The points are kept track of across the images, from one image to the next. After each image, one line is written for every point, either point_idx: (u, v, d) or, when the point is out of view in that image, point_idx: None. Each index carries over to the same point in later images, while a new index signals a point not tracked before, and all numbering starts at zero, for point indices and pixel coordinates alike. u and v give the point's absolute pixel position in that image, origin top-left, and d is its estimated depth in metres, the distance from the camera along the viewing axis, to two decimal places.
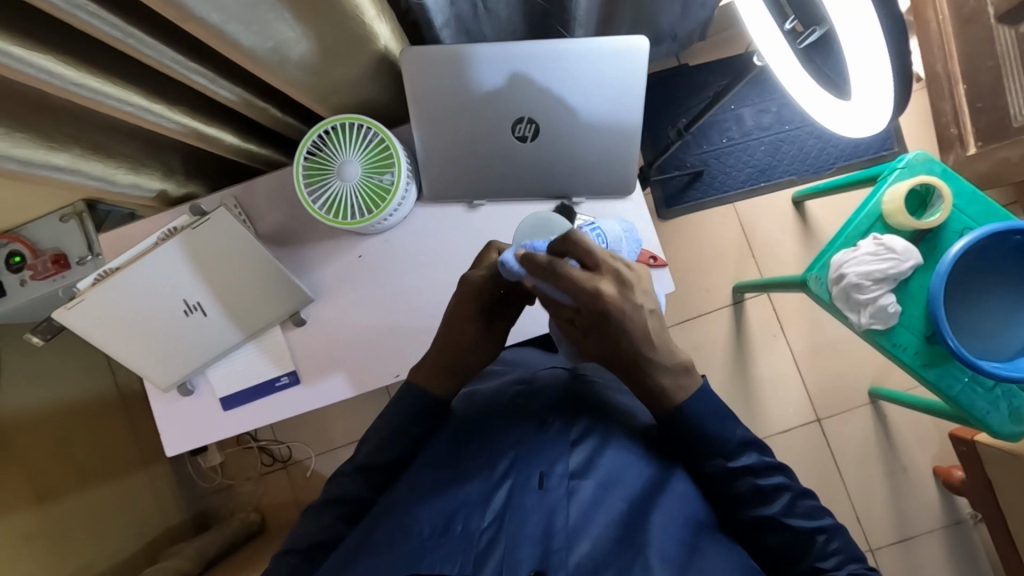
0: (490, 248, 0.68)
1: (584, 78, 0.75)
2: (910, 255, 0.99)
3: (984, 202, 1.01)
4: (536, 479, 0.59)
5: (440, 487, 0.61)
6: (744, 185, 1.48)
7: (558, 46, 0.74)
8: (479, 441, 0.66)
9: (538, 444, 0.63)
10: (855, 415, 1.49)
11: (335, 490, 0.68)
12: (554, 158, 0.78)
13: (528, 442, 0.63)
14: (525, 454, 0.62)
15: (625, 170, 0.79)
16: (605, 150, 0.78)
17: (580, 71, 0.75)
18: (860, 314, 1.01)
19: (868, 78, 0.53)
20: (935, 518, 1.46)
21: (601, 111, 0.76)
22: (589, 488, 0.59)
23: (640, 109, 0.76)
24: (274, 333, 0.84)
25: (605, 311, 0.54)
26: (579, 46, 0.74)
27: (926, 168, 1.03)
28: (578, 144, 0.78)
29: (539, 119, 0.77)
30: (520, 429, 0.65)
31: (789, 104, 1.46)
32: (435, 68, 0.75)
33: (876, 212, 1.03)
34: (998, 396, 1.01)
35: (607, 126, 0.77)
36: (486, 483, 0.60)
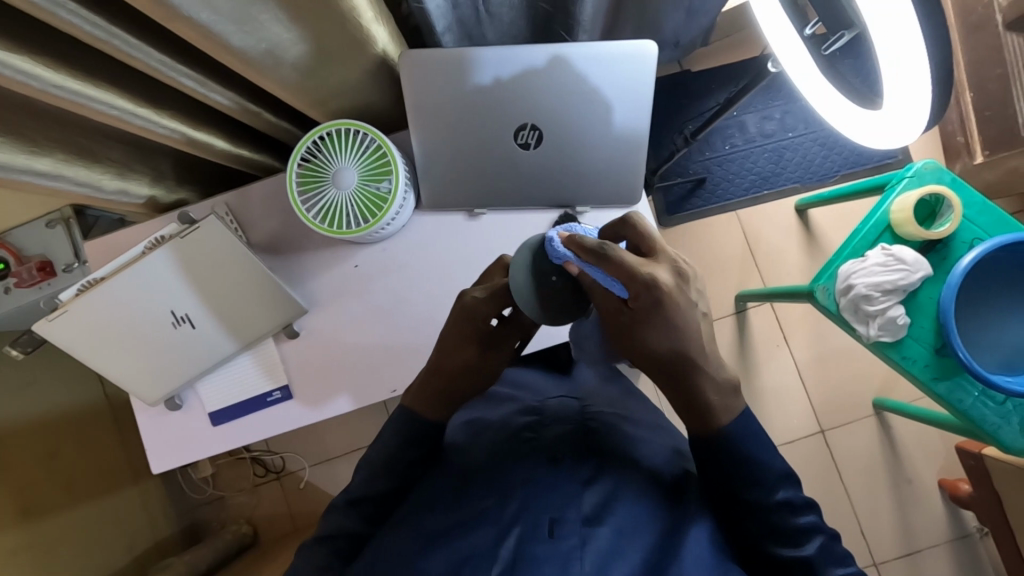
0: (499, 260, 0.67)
1: (589, 83, 0.72)
2: (919, 266, 0.96)
3: (995, 212, 0.99)
4: (547, 526, 0.57)
5: (448, 532, 0.59)
6: (747, 193, 1.46)
7: (563, 50, 0.71)
8: (481, 475, 0.63)
9: (545, 483, 0.60)
10: (859, 427, 1.46)
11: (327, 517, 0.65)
12: (559, 165, 0.76)
13: (534, 478, 0.61)
14: (535, 495, 0.59)
15: (631, 178, 0.77)
16: (610, 158, 0.75)
17: (585, 76, 0.72)
18: (869, 326, 0.99)
19: (906, 79, 0.50)
20: (941, 532, 1.43)
21: (606, 117, 0.73)
22: (604, 538, 0.56)
23: (647, 115, 0.73)
24: (267, 345, 0.81)
25: (664, 300, 0.53)
26: (584, 49, 0.71)
27: (935, 177, 1.01)
28: (582, 151, 0.75)
29: (542, 126, 0.74)
30: (525, 467, 0.62)
31: (792, 111, 1.44)
32: (436, 74, 0.72)
33: (884, 221, 1.01)
34: (1010, 410, 0.99)
35: (613, 133, 0.74)
36: (496, 528, 0.58)
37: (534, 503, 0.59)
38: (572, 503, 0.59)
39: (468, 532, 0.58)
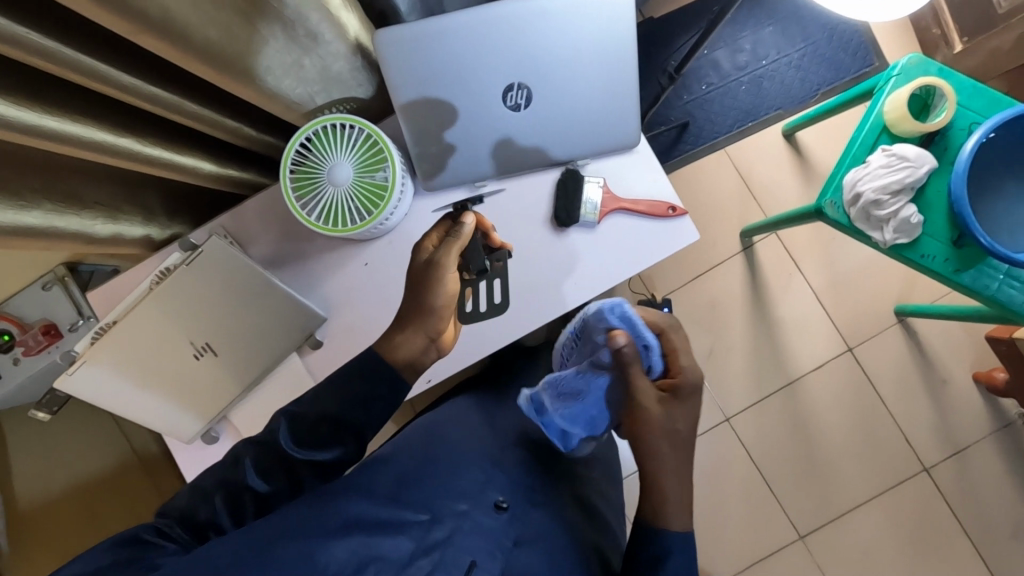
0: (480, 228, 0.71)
1: (570, 30, 0.70)
2: (923, 160, 0.95)
3: (987, 92, 0.98)
4: (466, 563, 0.65)
5: (376, 524, 0.64)
6: (733, 128, 1.48)
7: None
8: (431, 486, 0.72)
9: (476, 523, 0.71)
10: (886, 337, 1.46)
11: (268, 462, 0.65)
12: (554, 120, 0.74)
13: (469, 519, 0.70)
14: (460, 531, 0.68)
15: (629, 120, 0.75)
16: (604, 102, 0.73)
17: (564, 23, 0.70)
18: (884, 231, 0.98)
19: None
20: (983, 425, 1.44)
21: (591, 61, 0.71)
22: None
23: (635, 52, 0.71)
24: (291, 361, 0.80)
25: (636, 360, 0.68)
26: None
27: (922, 70, 1.00)
28: (574, 100, 0.73)
29: (530, 83, 0.72)
30: (479, 508, 0.72)
31: (761, 39, 1.47)
32: (411, 55, 0.70)
33: (879, 124, 1.01)
34: None
35: (602, 76, 0.72)
36: (416, 543, 0.65)
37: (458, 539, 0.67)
38: (492, 555, 0.69)
39: (390, 535, 0.64)
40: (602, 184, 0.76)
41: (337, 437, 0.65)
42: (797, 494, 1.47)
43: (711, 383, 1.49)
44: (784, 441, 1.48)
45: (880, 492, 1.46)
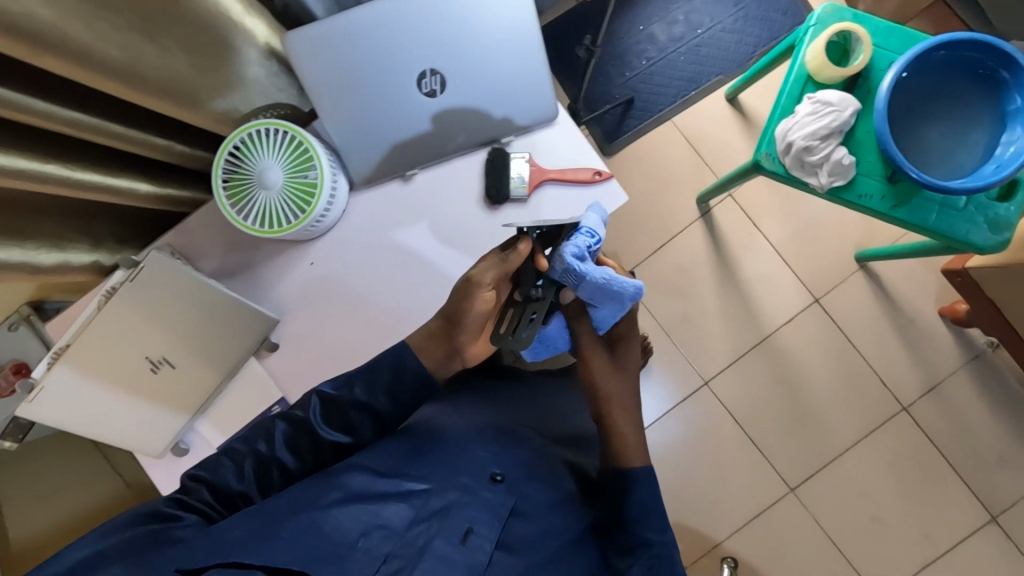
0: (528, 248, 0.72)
1: (471, 13, 0.73)
2: (847, 102, 0.98)
3: (901, 31, 1.01)
4: (462, 533, 0.69)
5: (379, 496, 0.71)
6: (677, 98, 1.50)
7: None
8: (437, 458, 0.77)
9: (479, 498, 0.73)
10: (850, 285, 1.49)
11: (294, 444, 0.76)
12: (470, 101, 0.76)
13: (463, 489, 0.74)
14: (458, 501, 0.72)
15: (544, 93, 0.77)
16: (515, 78, 0.76)
17: (464, 7, 0.73)
18: (819, 176, 1.01)
19: None
20: (955, 358, 1.46)
21: (496, 40, 0.74)
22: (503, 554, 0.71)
23: (536, 26, 0.74)
24: (250, 367, 0.83)
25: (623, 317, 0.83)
26: None
27: (837, 17, 1.03)
28: (486, 79, 0.75)
29: (441, 68, 0.74)
30: (476, 487, 0.74)
31: (694, 9, 1.50)
32: (324, 55, 0.73)
33: (804, 74, 1.03)
34: (972, 213, 1.02)
35: (509, 53, 0.75)
36: (417, 511, 0.71)
37: (459, 512, 0.71)
38: (490, 522, 0.72)
39: (391, 504, 0.70)
40: (528, 158, 0.78)
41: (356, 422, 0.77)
42: (781, 447, 1.50)
43: (686, 350, 1.52)
44: (764, 397, 1.50)
45: (863, 436, 1.49)
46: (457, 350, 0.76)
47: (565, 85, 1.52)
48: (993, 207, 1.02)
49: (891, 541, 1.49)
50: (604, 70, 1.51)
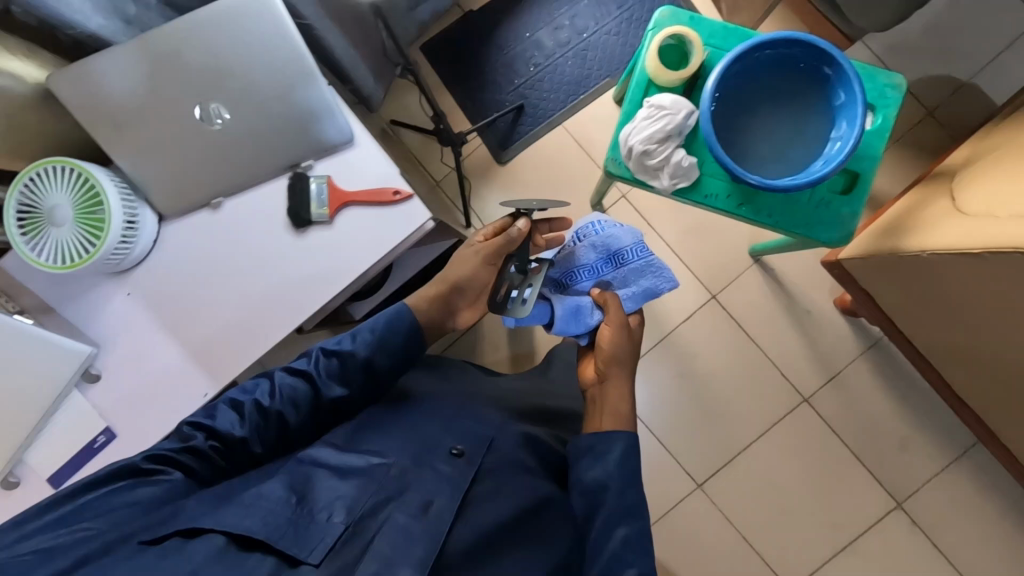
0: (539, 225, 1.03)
1: (240, 42, 0.74)
2: (680, 106, 0.99)
3: (733, 33, 1.02)
4: (422, 505, 0.69)
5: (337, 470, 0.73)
6: (566, 102, 1.51)
7: (200, 18, 0.73)
8: (400, 436, 0.80)
9: (436, 472, 0.74)
10: (746, 280, 1.50)
11: (297, 399, 0.82)
12: (256, 128, 0.77)
13: (422, 461, 0.76)
14: (413, 477, 0.73)
15: (331, 116, 0.78)
16: (297, 102, 0.77)
17: (232, 37, 0.74)
18: (662, 179, 1.02)
19: None
20: (852, 347, 1.47)
21: (269, 66, 0.75)
22: (465, 534, 0.69)
23: (308, 50, 0.75)
24: (76, 399, 0.82)
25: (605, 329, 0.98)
26: (218, 13, 0.73)
27: (673, 20, 1.03)
28: (267, 106, 0.76)
29: (220, 98, 0.76)
30: (432, 458, 0.77)
31: (579, 13, 1.51)
32: (100, 93, 0.74)
33: (644, 78, 1.04)
34: (817, 208, 1.03)
35: (285, 78, 0.76)
36: (378, 483, 0.72)
37: (417, 484, 0.72)
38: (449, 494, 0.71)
39: (342, 479, 0.72)
40: (326, 182, 0.79)
41: (354, 379, 0.86)
42: (687, 443, 1.50)
43: None
44: (668, 395, 1.51)
45: (768, 427, 1.50)
46: (452, 312, 0.97)
47: (457, 96, 1.53)
48: (840, 203, 1.03)
49: (802, 531, 1.48)
50: (493, 79, 1.53)
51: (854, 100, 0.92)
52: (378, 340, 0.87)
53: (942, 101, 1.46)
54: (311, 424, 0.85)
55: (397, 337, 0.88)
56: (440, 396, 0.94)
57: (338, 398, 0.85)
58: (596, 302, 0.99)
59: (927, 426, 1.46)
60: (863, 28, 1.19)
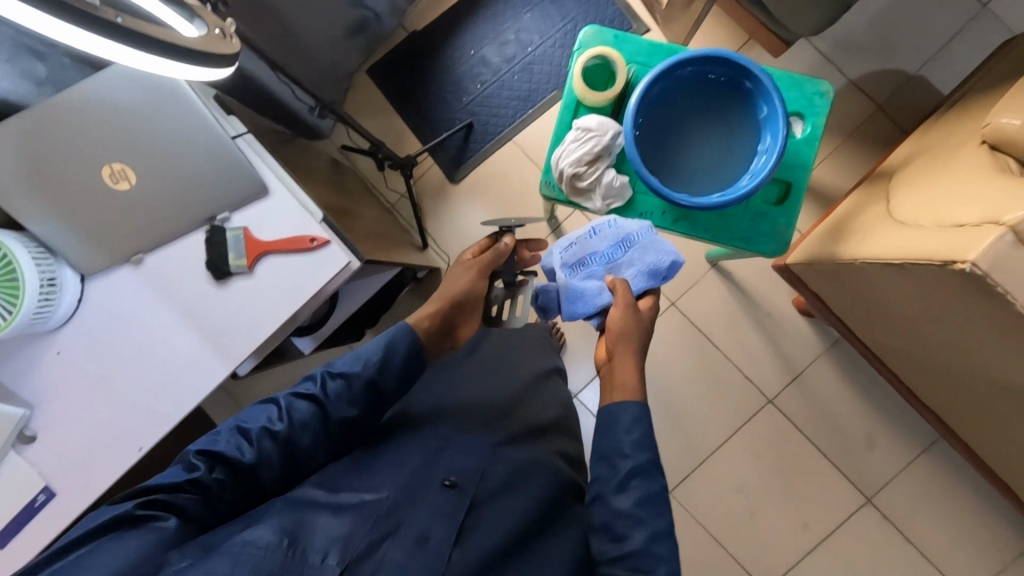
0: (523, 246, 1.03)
1: (136, 104, 0.77)
2: (606, 126, 0.99)
3: (658, 50, 1.02)
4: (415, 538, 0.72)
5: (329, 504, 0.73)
6: (515, 118, 1.51)
7: (92, 87, 0.77)
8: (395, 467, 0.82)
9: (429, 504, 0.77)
10: (704, 285, 1.50)
11: (299, 424, 0.81)
12: (163, 184, 0.79)
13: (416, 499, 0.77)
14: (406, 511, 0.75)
15: (239, 166, 0.79)
16: (201, 155, 0.79)
17: (128, 101, 0.77)
18: (595, 200, 1.02)
19: None
20: (814, 346, 1.47)
21: (168, 125, 0.78)
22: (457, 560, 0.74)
23: (199, 104, 0.78)
24: (13, 460, 0.82)
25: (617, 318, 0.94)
26: (105, 80, 0.77)
27: (599, 39, 1.03)
28: (171, 162, 0.78)
29: (124, 159, 0.78)
30: (423, 493, 0.79)
31: (523, 27, 1.50)
32: (8, 165, 0.77)
33: (573, 99, 1.04)
34: (753, 221, 1.03)
35: (186, 134, 0.78)
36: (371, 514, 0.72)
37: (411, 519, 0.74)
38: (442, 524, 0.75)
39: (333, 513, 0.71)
40: (243, 233, 0.80)
41: (363, 400, 0.86)
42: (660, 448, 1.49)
43: None
44: None
45: (734, 430, 1.50)
46: (452, 331, 0.97)
47: (406, 117, 1.53)
48: (775, 214, 1.03)
49: (774, 531, 1.49)
50: (441, 98, 1.52)
51: (775, 114, 0.92)
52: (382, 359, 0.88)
53: (890, 95, 1.45)
54: (324, 444, 0.84)
55: (399, 356, 0.89)
56: (438, 417, 0.94)
57: (348, 418, 0.85)
58: (607, 285, 0.95)
59: (891, 421, 1.46)
60: (797, 32, 1.18)
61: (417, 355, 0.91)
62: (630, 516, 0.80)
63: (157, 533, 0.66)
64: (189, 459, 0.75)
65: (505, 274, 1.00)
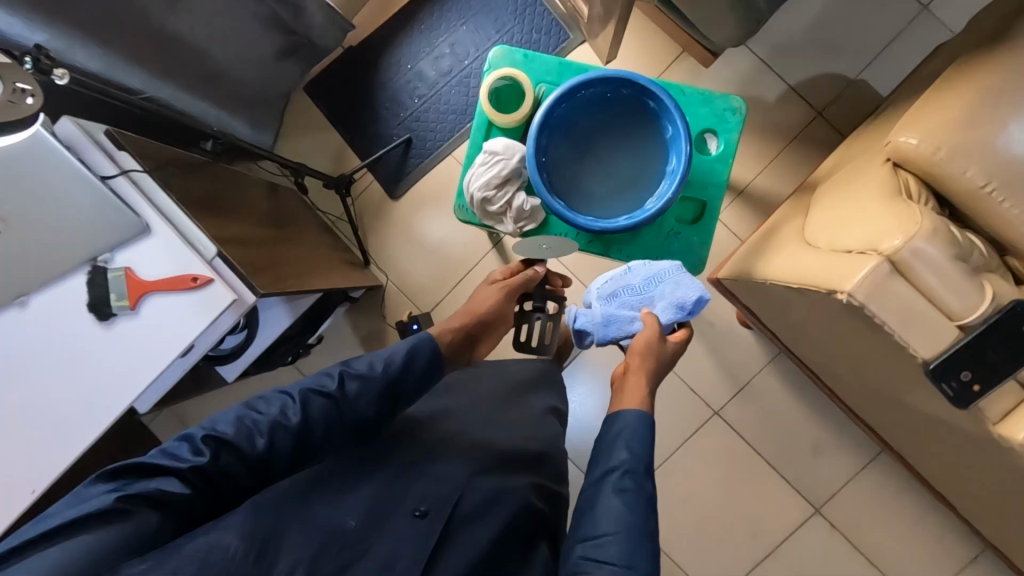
0: (553, 277, 1.12)
1: None
2: (513, 150, 0.97)
3: (564, 70, 1.01)
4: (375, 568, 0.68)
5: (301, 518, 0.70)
6: (453, 131, 1.49)
7: None
8: (384, 481, 0.78)
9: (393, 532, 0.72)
10: None
11: (312, 420, 0.75)
12: (36, 228, 0.78)
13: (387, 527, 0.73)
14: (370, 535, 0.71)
15: (111, 207, 0.79)
16: (71, 198, 0.78)
17: None
18: (507, 223, 1.01)
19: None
20: (758, 357, 1.46)
21: (31, 167, 0.76)
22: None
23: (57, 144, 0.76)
24: None
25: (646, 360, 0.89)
26: None
27: (508, 59, 1.01)
28: (40, 204, 0.78)
29: None
30: (390, 522, 0.73)
31: (459, 40, 1.48)
32: None
33: (485, 121, 1.02)
34: (667, 242, 1.02)
35: (53, 176, 0.77)
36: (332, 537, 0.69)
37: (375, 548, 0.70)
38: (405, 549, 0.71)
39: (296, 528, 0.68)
40: (124, 273, 0.79)
41: (382, 401, 0.80)
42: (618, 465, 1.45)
43: None
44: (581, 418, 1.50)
45: (682, 443, 1.49)
46: (472, 345, 0.96)
47: (344, 134, 1.52)
48: (690, 234, 1.02)
49: (723, 544, 1.47)
50: (379, 114, 1.51)
51: (678, 135, 0.91)
52: (403, 362, 0.82)
53: (830, 101, 1.42)
54: (336, 440, 0.77)
55: (419, 361, 0.83)
56: (440, 441, 0.86)
57: (361, 420, 0.78)
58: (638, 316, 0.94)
59: (838, 432, 1.44)
60: (719, 43, 1.16)
61: (435, 367, 0.85)
62: (618, 516, 0.71)
63: (142, 524, 0.61)
64: (196, 443, 0.69)
65: (537, 298, 1.06)
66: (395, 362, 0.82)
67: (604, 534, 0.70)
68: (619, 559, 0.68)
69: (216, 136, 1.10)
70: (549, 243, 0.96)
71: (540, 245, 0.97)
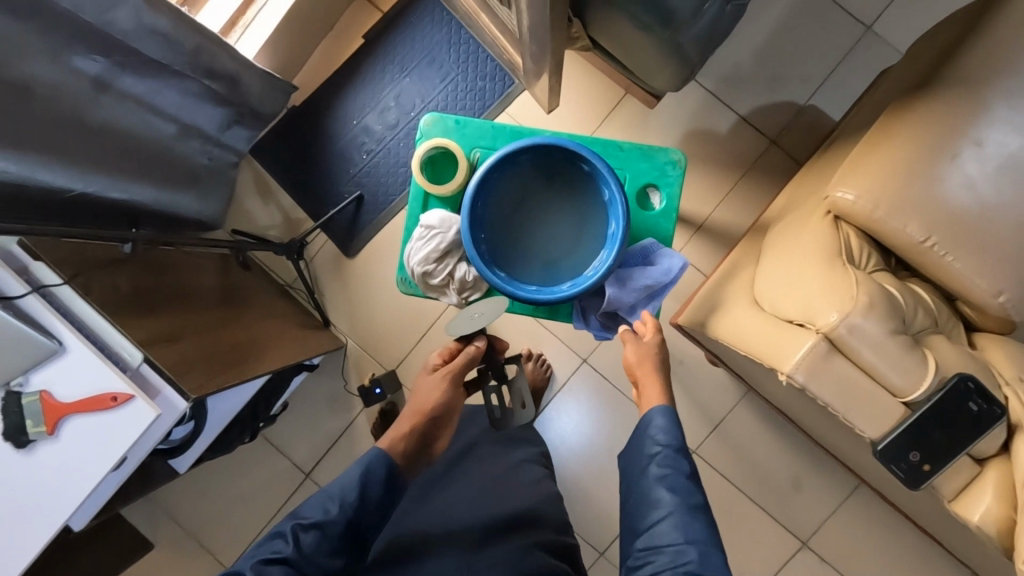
0: (499, 343, 1.04)
1: None
2: (449, 221, 0.94)
3: (498, 133, 0.99)
4: None
5: None
6: (405, 185, 1.47)
7: None
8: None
9: None
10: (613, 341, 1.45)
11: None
12: None
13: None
14: None
15: (13, 333, 0.73)
16: None
17: None
18: (451, 294, 0.98)
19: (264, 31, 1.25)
20: (731, 392, 1.43)
21: None
22: None
23: None
24: None
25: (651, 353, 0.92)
26: None
27: (440, 126, 0.99)
28: None
29: None
30: None
31: (404, 92, 1.46)
32: None
33: (421, 191, 0.99)
34: None
35: None
36: None
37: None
38: None
39: None
40: (40, 397, 0.75)
41: (345, 542, 0.77)
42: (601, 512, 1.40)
43: None
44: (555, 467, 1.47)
45: None
46: (427, 445, 0.92)
47: (295, 194, 1.49)
48: None
49: None
50: (328, 172, 1.48)
51: (615, 199, 0.89)
52: (359, 493, 0.80)
53: (781, 130, 1.40)
54: None
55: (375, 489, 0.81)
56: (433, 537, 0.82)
57: (331, 571, 0.75)
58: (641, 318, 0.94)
59: (817, 463, 1.42)
60: (660, 87, 1.14)
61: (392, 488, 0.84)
62: (664, 502, 0.78)
63: None
64: None
65: (489, 368, 1.03)
66: (349, 495, 0.79)
67: (658, 521, 0.77)
68: (676, 541, 0.75)
69: (137, 238, 0.98)
70: (483, 311, 0.92)
71: (471, 315, 0.93)
